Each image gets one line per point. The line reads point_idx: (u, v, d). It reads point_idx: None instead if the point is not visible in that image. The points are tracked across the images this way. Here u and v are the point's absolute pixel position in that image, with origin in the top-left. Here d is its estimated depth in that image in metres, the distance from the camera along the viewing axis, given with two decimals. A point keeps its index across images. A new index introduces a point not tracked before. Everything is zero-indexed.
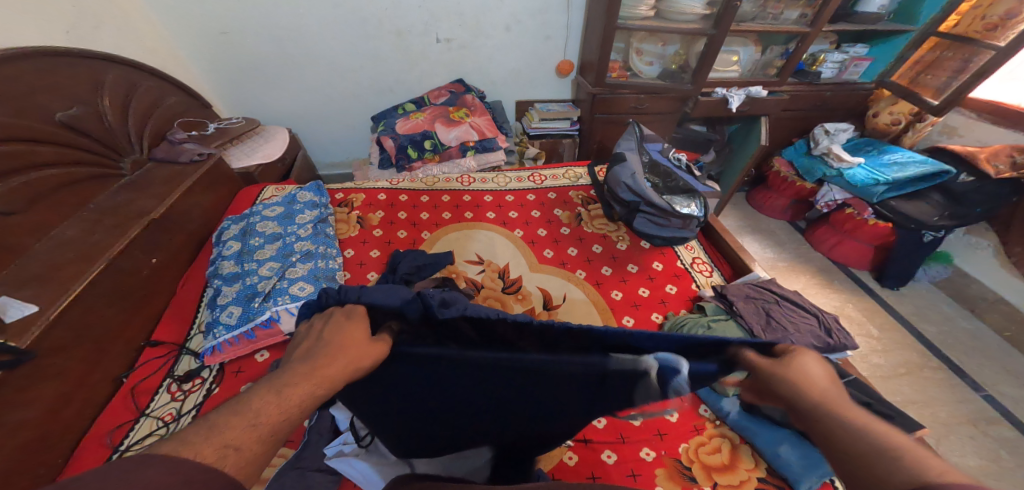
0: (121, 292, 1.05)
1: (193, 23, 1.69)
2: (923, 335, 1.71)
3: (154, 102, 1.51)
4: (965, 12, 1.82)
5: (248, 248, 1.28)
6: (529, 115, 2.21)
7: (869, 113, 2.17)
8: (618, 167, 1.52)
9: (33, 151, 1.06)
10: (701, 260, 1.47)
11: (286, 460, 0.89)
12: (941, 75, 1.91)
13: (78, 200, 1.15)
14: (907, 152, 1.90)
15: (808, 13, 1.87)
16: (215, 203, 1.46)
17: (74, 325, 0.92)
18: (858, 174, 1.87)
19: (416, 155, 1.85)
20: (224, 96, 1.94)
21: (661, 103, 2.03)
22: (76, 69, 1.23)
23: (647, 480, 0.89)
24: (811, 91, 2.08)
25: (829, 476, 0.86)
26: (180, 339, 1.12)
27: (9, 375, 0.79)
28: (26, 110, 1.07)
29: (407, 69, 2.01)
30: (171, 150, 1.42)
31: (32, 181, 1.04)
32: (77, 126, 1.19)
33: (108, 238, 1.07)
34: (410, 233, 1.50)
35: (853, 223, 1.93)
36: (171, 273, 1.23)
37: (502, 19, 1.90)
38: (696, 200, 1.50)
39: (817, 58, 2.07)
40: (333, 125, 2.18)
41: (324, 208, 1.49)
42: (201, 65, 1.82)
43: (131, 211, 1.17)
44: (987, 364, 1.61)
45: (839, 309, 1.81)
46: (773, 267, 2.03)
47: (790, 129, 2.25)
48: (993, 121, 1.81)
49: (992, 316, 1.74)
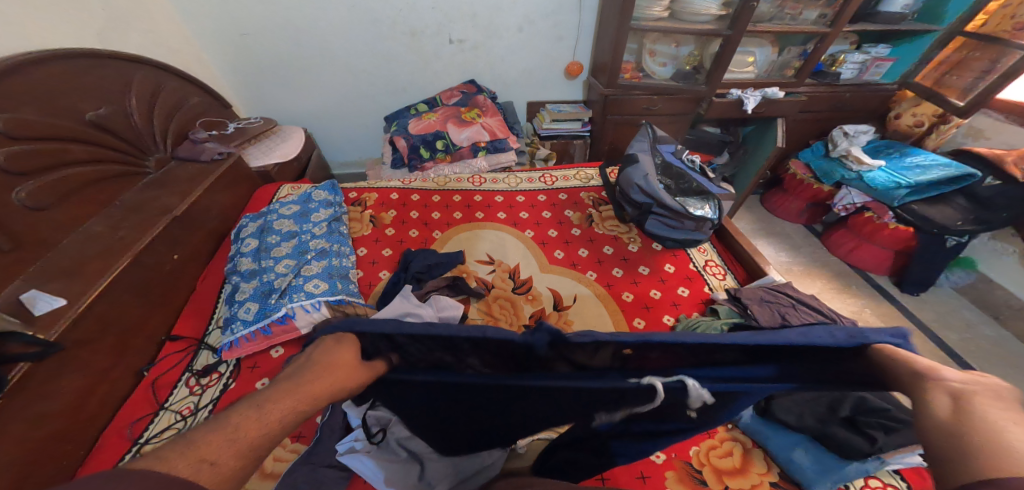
0: (144, 288, 1.08)
1: (215, 25, 1.74)
2: (945, 342, 1.65)
3: (177, 102, 1.55)
4: (994, 11, 1.76)
5: (265, 246, 1.31)
6: (540, 116, 2.22)
7: (891, 115, 2.13)
8: (630, 168, 1.51)
9: (65, 150, 1.11)
10: (714, 263, 1.45)
11: (298, 455, 0.91)
12: (966, 76, 1.86)
13: (105, 197, 1.20)
14: (930, 155, 1.84)
15: (828, 13, 1.83)
16: (234, 202, 1.50)
17: (100, 319, 0.96)
18: (878, 177, 1.83)
19: (428, 155, 1.87)
20: (243, 96, 1.99)
21: (674, 104, 2.01)
22: (105, 71, 1.28)
23: (656, 483, 0.88)
24: (829, 92, 2.03)
25: (845, 482, 0.83)
26: (199, 334, 1.15)
27: (37, 364, 0.83)
28: (59, 110, 1.12)
29: (421, 70, 2.04)
30: (193, 149, 1.47)
31: (62, 178, 1.08)
32: (105, 125, 1.23)
33: (132, 235, 1.10)
34: (422, 232, 1.51)
35: (872, 227, 1.88)
36: (192, 270, 1.27)
37: (515, 20, 1.91)
38: (709, 202, 1.48)
39: (837, 59, 2.02)
40: (348, 125, 2.21)
41: (338, 207, 1.52)
42: (222, 66, 1.87)
43: (155, 208, 1.21)
44: (1013, 373, 1.54)
45: (856, 315, 1.77)
46: (788, 271, 1.99)
47: (807, 130, 2.20)
48: (1021, 123, 1.75)
49: (1017, 324, 1.68)
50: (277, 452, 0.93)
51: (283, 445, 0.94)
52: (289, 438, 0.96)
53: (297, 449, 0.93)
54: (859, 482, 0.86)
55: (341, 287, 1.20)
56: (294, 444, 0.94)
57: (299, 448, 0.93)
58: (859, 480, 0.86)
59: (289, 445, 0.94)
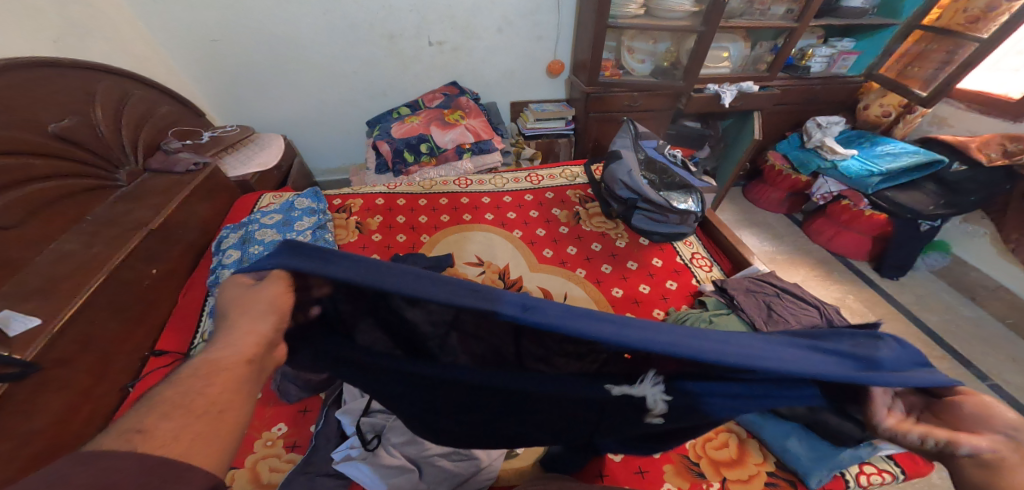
0: (123, 304, 1.04)
1: (183, 31, 1.68)
2: (924, 324, 1.72)
3: (146, 111, 1.49)
4: (947, 6, 1.85)
5: (248, 256, 1.27)
6: (524, 116, 2.21)
7: (859, 106, 2.20)
8: (614, 165, 1.53)
9: (29, 165, 1.05)
10: (701, 255, 1.47)
11: (294, 465, 0.88)
12: (927, 67, 1.93)
13: (75, 212, 1.14)
14: (899, 143, 1.92)
15: (794, 8, 1.89)
16: (213, 212, 1.45)
17: (79, 336, 0.92)
18: (852, 166, 1.89)
19: (412, 159, 1.85)
20: (217, 105, 1.93)
21: (655, 100, 2.03)
22: (67, 80, 1.22)
23: (655, 478, 0.88)
24: (801, 85, 2.09)
25: (839, 469, 0.85)
26: (184, 348, 1.10)
27: (17, 386, 0.78)
28: (19, 123, 1.06)
29: (401, 74, 2.01)
30: (166, 161, 1.42)
31: (28, 194, 1.03)
32: (71, 137, 1.18)
33: (107, 250, 1.05)
34: (409, 237, 1.49)
35: (849, 214, 1.95)
36: (172, 284, 1.22)
37: (493, 21, 1.91)
38: (693, 195, 1.50)
39: (805, 53, 2.09)
40: (329, 131, 2.17)
41: (322, 214, 1.49)
42: (192, 74, 1.81)
43: (130, 222, 1.16)
44: (991, 352, 1.61)
45: (840, 301, 1.82)
46: (773, 260, 2.04)
47: (783, 123, 2.27)
48: (981, 111, 1.83)
49: (994, 304, 1.76)
50: (272, 462, 0.90)
51: (277, 455, 0.91)
52: (284, 447, 0.93)
53: (293, 459, 0.90)
54: (854, 469, 0.89)
55: None
56: (289, 454, 0.91)
57: (295, 458, 0.90)
58: (854, 467, 0.88)
59: (284, 455, 0.91)
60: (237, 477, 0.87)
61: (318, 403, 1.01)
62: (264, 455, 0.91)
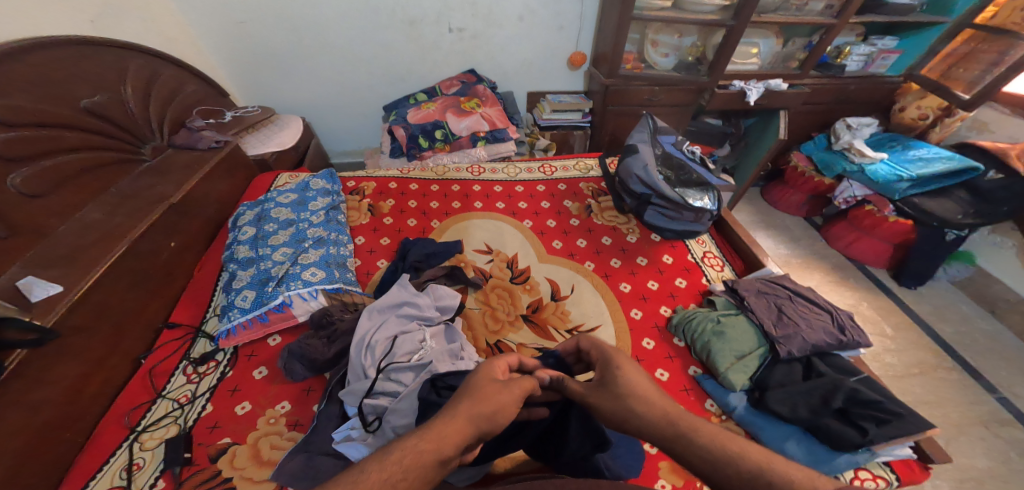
0: (141, 276, 1.10)
1: (213, 12, 1.72)
2: (938, 335, 1.66)
3: (174, 89, 1.55)
4: (1004, 2, 1.73)
5: (262, 233, 1.32)
6: (540, 106, 2.20)
7: (895, 107, 2.09)
8: (629, 159, 1.51)
9: (61, 136, 1.11)
10: (713, 255, 1.44)
11: (294, 443, 0.91)
12: (974, 69, 1.82)
13: (100, 186, 1.20)
14: (932, 147, 1.83)
15: (833, 4, 1.79)
16: (231, 190, 1.50)
17: (92, 307, 0.96)
18: (879, 170, 1.82)
19: (427, 144, 1.86)
20: (243, 85, 1.98)
21: (675, 95, 1.99)
22: (99, 56, 1.27)
23: (649, 474, 0.89)
24: (833, 84, 2.01)
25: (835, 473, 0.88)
26: (196, 322, 1.17)
27: (35, 350, 0.84)
28: (54, 96, 1.12)
29: (420, 60, 2.02)
30: (190, 137, 1.47)
31: (56, 165, 1.08)
32: (101, 112, 1.23)
33: (128, 223, 1.10)
34: (420, 221, 1.51)
35: (872, 220, 1.88)
36: (187, 259, 1.27)
37: (515, 9, 1.89)
38: (709, 193, 1.46)
39: (842, 51, 2.00)
40: (349, 115, 2.21)
41: (336, 195, 1.52)
42: (221, 55, 1.87)
43: (152, 196, 1.21)
44: (1005, 366, 1.56)
45: (852, 307, 1.78)
46: (787, 263, 1.99)
47: (810, 122, 2.19)
48: None
49: (1014, 318, 1.68)
50: (273, 439, 0.94)
51: (279, 433, 0.94)
52: (285, 425, 0.96)
53: (293, 437, 0.94)
54: (849, 473, 0.88)
55: (338, 276, 1.23)
56: (289, 432, 0.95)
57: (296, 436, 0.94)
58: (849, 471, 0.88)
59: (286, 433, 0.95)
60: (238, 453, 0.90)
61: (321, 383, 1.05)
62: (265, 432, 0.94)
